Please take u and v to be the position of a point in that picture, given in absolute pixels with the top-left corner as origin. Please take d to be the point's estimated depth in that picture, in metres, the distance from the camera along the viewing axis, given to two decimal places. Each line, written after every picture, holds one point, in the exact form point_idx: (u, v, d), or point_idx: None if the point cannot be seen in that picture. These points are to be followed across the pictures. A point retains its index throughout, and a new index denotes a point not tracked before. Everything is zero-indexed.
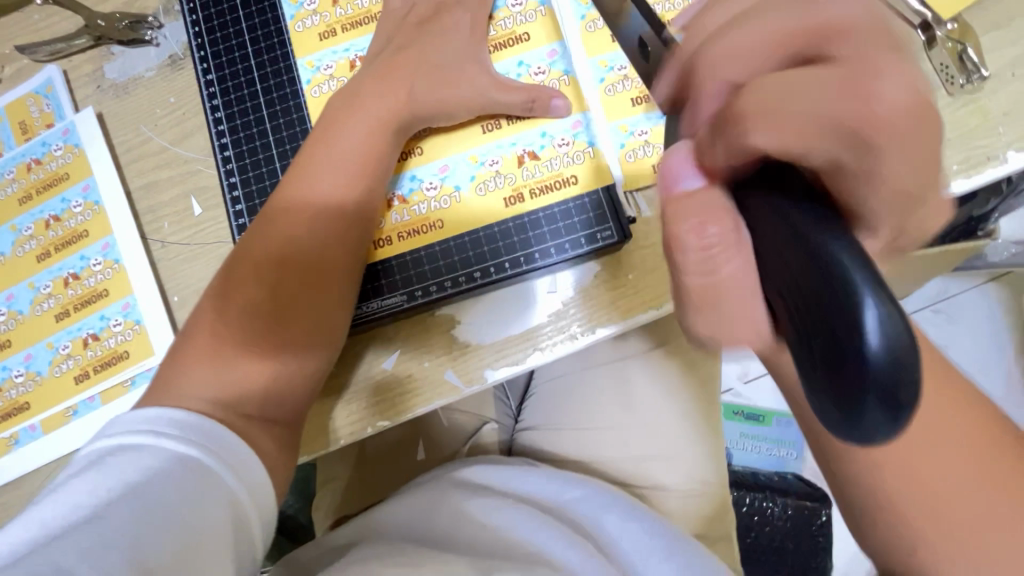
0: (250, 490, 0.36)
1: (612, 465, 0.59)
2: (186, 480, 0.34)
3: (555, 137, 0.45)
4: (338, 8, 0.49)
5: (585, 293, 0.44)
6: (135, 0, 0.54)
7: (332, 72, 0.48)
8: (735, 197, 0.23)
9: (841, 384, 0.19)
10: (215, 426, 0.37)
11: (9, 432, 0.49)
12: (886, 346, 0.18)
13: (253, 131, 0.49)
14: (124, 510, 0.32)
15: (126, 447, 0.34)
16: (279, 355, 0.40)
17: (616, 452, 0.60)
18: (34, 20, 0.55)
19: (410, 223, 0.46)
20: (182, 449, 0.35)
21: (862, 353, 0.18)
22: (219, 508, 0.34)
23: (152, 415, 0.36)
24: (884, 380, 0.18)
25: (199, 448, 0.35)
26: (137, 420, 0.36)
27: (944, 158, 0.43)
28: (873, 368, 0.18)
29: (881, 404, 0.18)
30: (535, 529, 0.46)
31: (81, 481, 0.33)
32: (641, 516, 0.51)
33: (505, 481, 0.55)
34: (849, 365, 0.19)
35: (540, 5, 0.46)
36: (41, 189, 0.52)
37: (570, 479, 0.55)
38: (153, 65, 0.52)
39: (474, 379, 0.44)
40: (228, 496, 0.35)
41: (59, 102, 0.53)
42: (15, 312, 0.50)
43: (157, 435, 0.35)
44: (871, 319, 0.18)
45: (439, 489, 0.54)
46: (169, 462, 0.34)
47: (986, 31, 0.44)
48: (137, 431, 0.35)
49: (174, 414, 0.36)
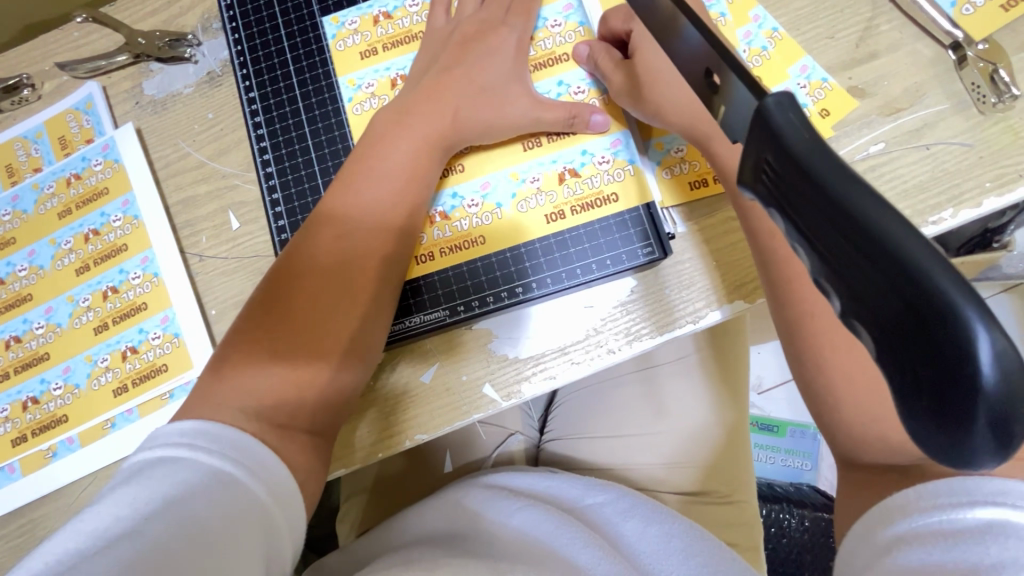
0: (281, 506, 0.34)
1: (633, 469, 0.60)
2: (222, 495, 0.32)
3: (595, 154, 0.46)
4: (379, 27, 0.50)
5: (623, 308, 0.45)
6: (175, 19, 0.55)
7: (373, 90, 0.49)
8: (797, 196, 0.19)
9: (951, 418, 0.16)
10: (249, 441, 0.35)
11: (47, 444, 0.49)
12: (1004, 378, 0.15)
13: (295, 148, 0.50)
14: (163, 524, 0.30)
15: (162, 460, 0.33)
16: (321, 371, 0.39)
17: (638, 457, 0.60)
18: (74, 37, 0.56)
19: (452, 238, 0.46)
20: (217, 464, 0.33)
21: (972, 386, 0.15)
22: (254, 525, 0.32)
23: (188, 427, 0.34)
24: (997, 413, 0.15)
25: (234, 464, 0.33)
26: (172, 433, 0.34)
27: (977, 176, 0.43)
28: (985, 400, 0.15)
29: (993, 439, 0.15)
30: (558, 528, 0.46)
31: (118, 495, 0.31)
32: (664, 519, 0.49)
33: (531, 484, 0.55)
34: (962, 396, 0.15)
35: (579, 26, 0.48)
36: (81, 204, 0.52)
37: (592, 484, 0.55)
38: (192, 82, 0.53)
39: (511, 393, 0.45)
40: (262, 511, 0.33)
41: (98, 118, 0.54)
42: (53, 324, 0.51)
43: (192, 449, 0.33)
44: (986, 349, 0.15)
45: (464, 490, 0.55)
46: (205, 477, 0.32)
47: (1014, 51, 0.45)
48: (174, 444, 0.33)
49: (209, 428, 0.35)
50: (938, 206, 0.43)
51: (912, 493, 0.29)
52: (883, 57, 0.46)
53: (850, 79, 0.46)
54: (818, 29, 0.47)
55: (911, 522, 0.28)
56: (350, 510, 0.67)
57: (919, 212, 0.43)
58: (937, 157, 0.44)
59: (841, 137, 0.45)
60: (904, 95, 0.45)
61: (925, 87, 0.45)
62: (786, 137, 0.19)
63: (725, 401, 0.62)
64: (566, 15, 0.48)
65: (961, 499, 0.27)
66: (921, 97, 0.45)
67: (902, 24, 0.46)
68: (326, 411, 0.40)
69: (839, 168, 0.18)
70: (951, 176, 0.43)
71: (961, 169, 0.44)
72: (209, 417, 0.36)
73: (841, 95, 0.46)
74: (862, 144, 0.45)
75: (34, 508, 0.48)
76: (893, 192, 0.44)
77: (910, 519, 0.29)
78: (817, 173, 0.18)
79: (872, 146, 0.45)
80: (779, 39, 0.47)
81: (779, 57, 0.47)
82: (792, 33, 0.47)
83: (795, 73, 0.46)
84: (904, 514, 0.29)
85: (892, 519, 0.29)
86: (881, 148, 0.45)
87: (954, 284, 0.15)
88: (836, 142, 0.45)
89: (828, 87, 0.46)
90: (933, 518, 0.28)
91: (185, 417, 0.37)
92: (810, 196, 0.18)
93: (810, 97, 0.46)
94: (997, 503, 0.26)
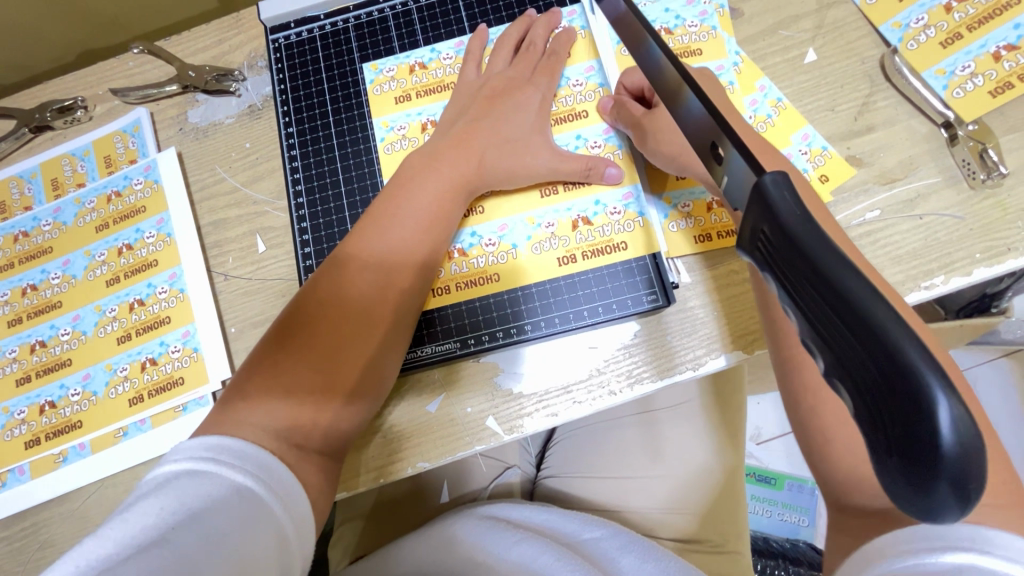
0: (296, 525, 0.36)
1: (630, 512, 0.60)
2: (246, 511, 0.33)
3: (607, 205, 0.49)
4: (414, 76, 0.54)
5: (626, 350, 0.46)
6: (223, 55, 0.59)
7: (404, 132, 0.53)
8: (789, 264, 0.21)
9: (916, 475, 0.17)
10: (270, 460, 0.36)
11: (59, 449, 0.51)
12: (961, 442, 0.17)
13: (326, 181, 0.54)
14: (190, 535, 0.30)
15: (188, 473, 0.33)
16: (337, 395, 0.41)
17: (637, 500, 0.60)
18: (129, 66, 0.60)
19: (468, 274, 0.49)
20: (239, 479, 0.34)
21: (935, 449, 0.17)
22: (272, 543, 0.33)
23: (212, 443, 0.35)
24: (956, 475, 0.17)
25: (258, 482, 0.34)
26: (197, 447, 0.35)
27: (967, 247, 0.46)
28: (946, 462, 0.17)
29: (953, 496, 0.17)
30: (553, 562, 0.46)
31: (144, 505, 0.31)
32: (659, 555, 0.49)
33: (527, 517, 0.56)
34: (927, 456, 0.17)
35: (598, 87, 0.52)
36: (118, 219, 0.55)
37: (588, 520, 0.55)
38: (234, 113, 0.57)
39: (513, 427, 0.46)
40: (278, 528, 0.34)
41: (143, 141, 0.57)
42: (78, 332, 0.53)
43: (218, 463, 0.34)
44: (946, 416, 0.17)
45: (460, 523, 0.55)
46: (229, 492, 0.33)
47: (1004, 132, 0.48)
48: (200, 458, 0.34)
49: (233, 444, 0.36)
50: (931, 272, 0.46)
51: (890, 538, 0.30)
52: (880, 130, 0.49)
53: (848, 149, 0.49)
54: (820, 101, 0.51)
55: (889, 566, 0.29)
56: (342, 536, 0.67)
57: (913, 277, 0.46)
58: (929, 227, 0.46)
59: (839, 202, 0.48)
60: (898, 166, 0.48)
61: (918, 160, 0.48)
62: (782, 214, 0.21)
63: (723, 449, 0.63)
64: (587, 76, 0.52)
65: (935, 544, 0.28)
66: (915, 169, 0.48)
67: (898, 102, 0.50)
68: (336, 434, 0.42)
69: (828, 245, 0.20)
70: (942, 246, 0.46)
71: (952, 239, 0.46)
72: (229, 433, 0.37)
73: (839, 163, 0.49)
74: (858, 210, 0.48)
75: (37, 511, 0.49)
76: (887, 256, 0.46)
77: (887, 563, 0.29)
78: (807, 249, 0.20)
79: (869, 213, 0.48)
80: (783, 108, 0.51)
81: (782, 124, 0.50)
82: (795, 104, 0.51)
83: (798, 140, 0.50)
84: (882, 557, 0.29)
85: (871, 561, 0.30)
86: (877, 215, 0.47)
87: (924, 356, 0.17)
88: (835, 207, 0.48)
89: (827, 155, 0.49)
90: (907, 561, 0.28)
91: (206, 432, 0.38)
92: (805, 270, 0.20)
93: (811, 164, 0.49)
94: (961, 549, 0.27)
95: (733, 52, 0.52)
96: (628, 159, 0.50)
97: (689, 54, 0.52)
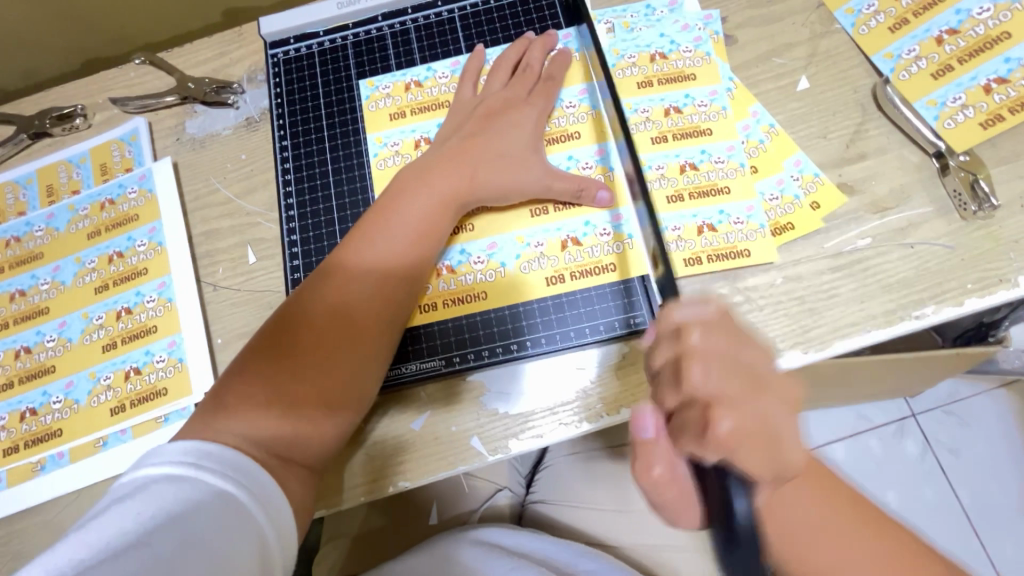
0: (278, 532, 0.35)
1: (622, 545, 0.59)
2: (226, 517, 0.32)
3: (597, 226, 0.49)
4: (409, 94, 0.55)
5: (614, 373, 0.46)
6: (223, 68, 0.59)
7: (397, 148, 0.53)
8: None
9: None
10: (254, 467, 0.36)
11: (37, 457, 0.50)
12: None
13: (319, 194, 0.54)
14: (166, 539, 0.30)
15: (169, 478, 0.33)
16: (320, 410, 0.41)
17: (630, 533, 0.60)
18: (130, 76, 0.61)
19: (455, 291, 0.49)
20: (220, 484, 0.34)
21: None
22: (252, 549, 0.33)
23: (194, 448, 0.35)
24: None
25: (240, 487, 0.34)
26: (179, 451, 0.34)
27: (959, 277, 0.45)
28: None
29: None
30: None
31: (123, 509, 0.31)
32: None
33: (522, 544, 0.55)
34: None
35: (591, 109, 0.52)
36: (111, 227, 0.55)
37: (586, 551, 0.54)
38: (231, 125, 0.57)
39: (498, 448, 0.45)
40: (259, 535, 0.34)
41: (140, 150, 0.58)
42: (64, 339, 0.53)
43: (199, 468, 0.34)
44: None
45: (453, 546, 0.55)
46: (209, 497, 0.33)
47: (995, 164, 0.48)
48: (181, 462, 0.34)
49: (215, 449, 0.35)
50: (921, 301, 0.45)
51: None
52: (872, 158, 0.49)
53: (841, 176, 0.49)
54: (812, 128, 0.51)
55: None
56: (325, 556, 0.64)
57: (903, 306, 0.45)
58: (920, 256, 0.46)
59: (830, 229, 0.48)
60: (891, 195, 0.48)
61: (911, 189, 0.48)
62: None
63: None
64: (580, 98, 0.52)
65: None
66: (907, 199, 0.48)
67: (889, 131, 0.50)
68: (316, 447, 0.41)
69: None
70: (934, 275, 0.46)
71: (944, 269, 0.46)
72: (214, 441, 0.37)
73: (831, 190, 0.49)
74: (850, 237, 0.48)
75: (11, 521, 0.48)
76: (877, 284, 0.46)
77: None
78: None
79: (860, 240, 0.47)
80: (775, 133, 0.51)
81: (773, 150, 0.50)
82: (787, 130, 0.51)
83: (789, 166, 0.50)
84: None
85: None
86: (868, 242, 0.47)
87: None
88: (826, 234, 0.48)
89: (819, 182, 0.49)
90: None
91: (187, 437, 0.37)
92: None
93: (802, 190, 0.49)
94: None
95: (726, 77, 0.53)
96: (618, 180, 0.50)
97: (685, 77, 0.52)
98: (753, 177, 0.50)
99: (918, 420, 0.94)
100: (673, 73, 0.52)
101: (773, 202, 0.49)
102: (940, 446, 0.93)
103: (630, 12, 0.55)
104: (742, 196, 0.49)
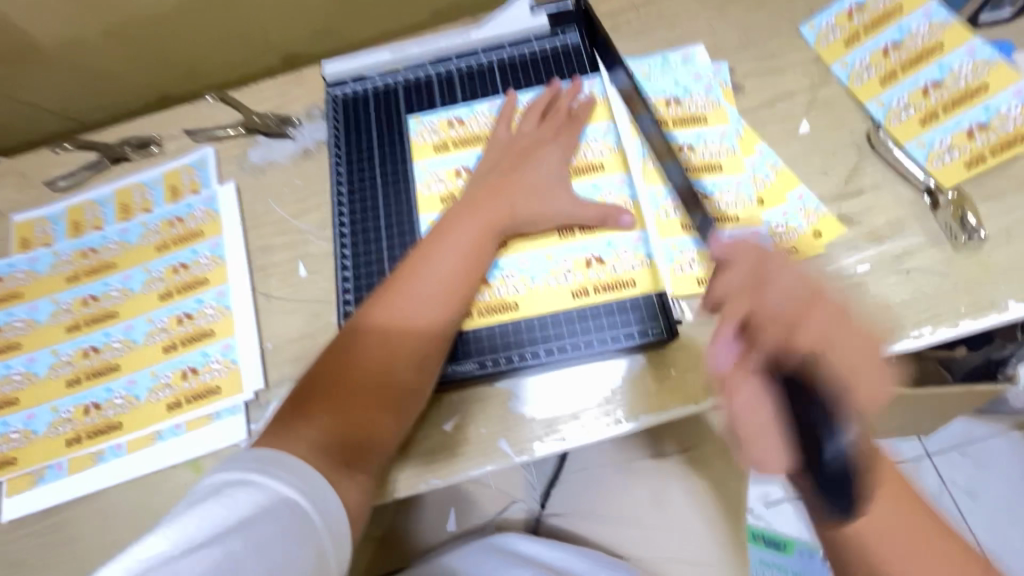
0: (333, 537, 0.39)
1: (639, 557, 0.61)
2: (288, 522, 0.37)
3: (619, 246, 0.54)
4: (452, 129, 0.62)
5: (634, 381, 0.50)
6: (284, 105, 0.67)
7: (441, 176, 0.60)
8: None
9: None
10: (314, 476, 0.41)
11: (97, 448, 0.54)
12: None
13: (367, 215, 0.60)
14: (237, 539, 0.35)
15: (241, 483, 0.38)
16: (361, 462, 0.45)
17: (646, 546, 0.61)
18: (201, 111, 0.69)
19: (491, 302, 0.53)
20: (284, 491, 0.38)
21: None
22: (309, 551, 0.37)
23: (263, 458, 0.40)
24: None
25: (300, 495, 0.39)
26: (250, 460, 0.39)
27: (953, 301, 0.49)
28: None
29: None
30: None
31: (204, 508, 0.36)
32: None
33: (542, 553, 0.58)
34: None
35: (613, 145, 0.58)
36: (177, 241, 0.61)
37: (601, 559, 0.57)
38: (289, 154, 0.64)
39: (523, 449, 0.49)
40: (316, 539, 0.38)
41: (207, 174, 0.65)
42: (129, 340, 0.58)
43: (267, 475, 0.39)
44: None
45: (474, 556, 0.58)
46: (274, 502, 0.37)
47: (981, 201, 0.53)
48: (251, 470, 0.39)
49: (280, 459, 0.40)
50: (919, 322, 0.49)
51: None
52: (868, 193, 0.54)
53: (840, 209, 0.54)
54: (813, 166, 0.56)
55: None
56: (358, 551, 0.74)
57: (901, 326, 0.49)
58: (916, 282, 0.50)
59: (832, 255, 0.52)
60: (886, 226, 0.53)
61: (905, 221, 0.53)
62: None
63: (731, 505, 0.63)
64: (604, 135, 0.59)
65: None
66: (902, 230, 0.53)
67: (884, 170, 0.55)
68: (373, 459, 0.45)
69: None
70: (929, 299, 0.50)
71: (938, 294, 0.50)
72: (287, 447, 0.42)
73: (831, 221, 0.53)
74: (850, 263, 0.52)
75: (70, 506, 0.53)
76: (877, 306, 0.50)
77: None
78: None
79: (859, 266, 0.52)
80: (779, 170, 0.56)
81: (779, 183, 0.56)
82: (790, 167, 0.56)
83: (794, 198, 0.55)
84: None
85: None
86: (867, 268, 0.52)
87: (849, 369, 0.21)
88: (828, 260, 0.52)
89: (820, 213, 0.54)
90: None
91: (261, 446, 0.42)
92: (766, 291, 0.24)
93: (805, 220, 0.54)
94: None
95: (735, 120, 0.59)
96: (637, 206, 0.55)
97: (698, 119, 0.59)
98: (760, 208, 0.55)
99: (934, 461, 0.95)
100: (686, 116, 0.59)
101: (779, 230, 0.54)
102: (957, 488, 0.93)
103: (647, 62, 0.62)
104: (750, 224, 0.54)
